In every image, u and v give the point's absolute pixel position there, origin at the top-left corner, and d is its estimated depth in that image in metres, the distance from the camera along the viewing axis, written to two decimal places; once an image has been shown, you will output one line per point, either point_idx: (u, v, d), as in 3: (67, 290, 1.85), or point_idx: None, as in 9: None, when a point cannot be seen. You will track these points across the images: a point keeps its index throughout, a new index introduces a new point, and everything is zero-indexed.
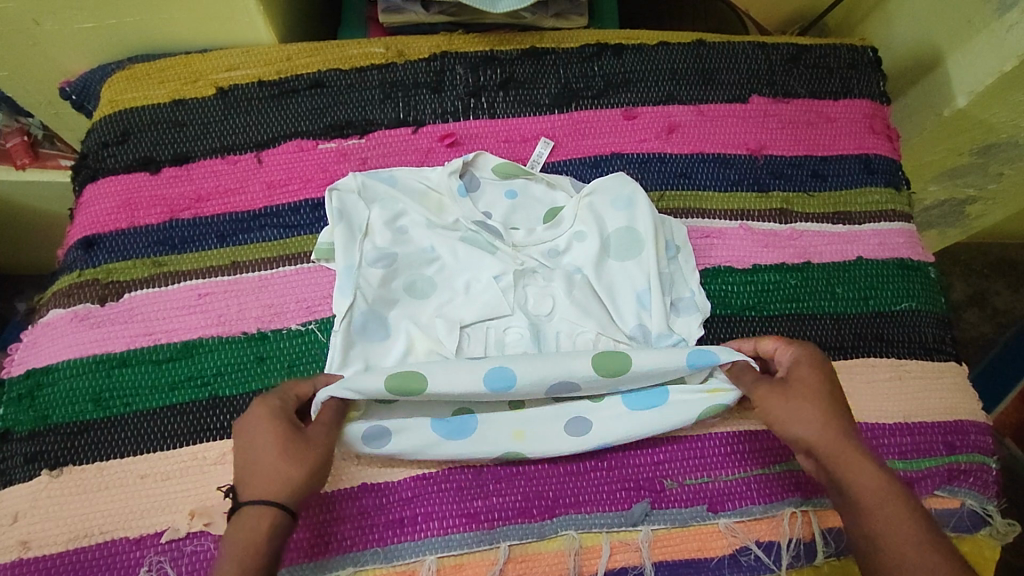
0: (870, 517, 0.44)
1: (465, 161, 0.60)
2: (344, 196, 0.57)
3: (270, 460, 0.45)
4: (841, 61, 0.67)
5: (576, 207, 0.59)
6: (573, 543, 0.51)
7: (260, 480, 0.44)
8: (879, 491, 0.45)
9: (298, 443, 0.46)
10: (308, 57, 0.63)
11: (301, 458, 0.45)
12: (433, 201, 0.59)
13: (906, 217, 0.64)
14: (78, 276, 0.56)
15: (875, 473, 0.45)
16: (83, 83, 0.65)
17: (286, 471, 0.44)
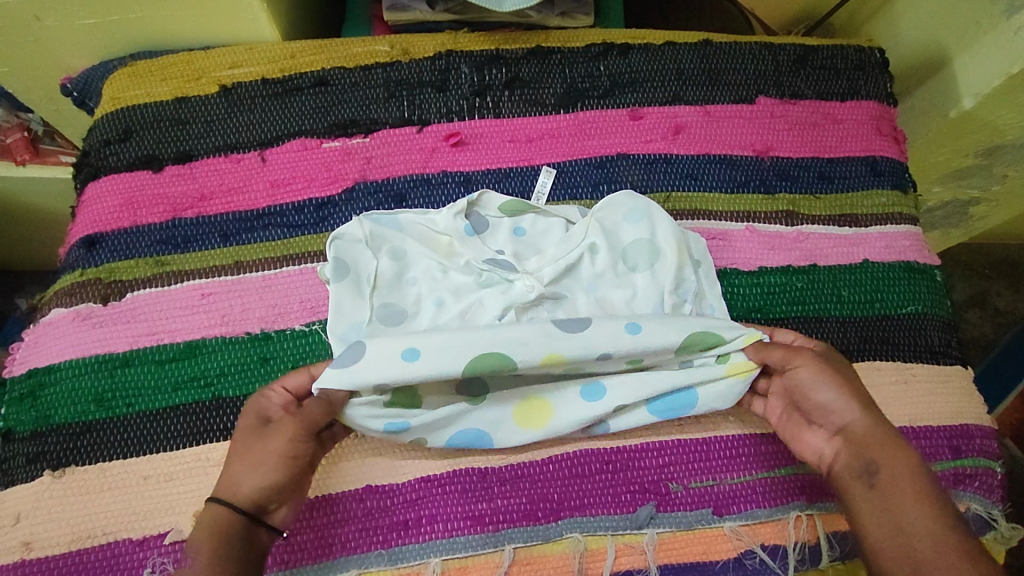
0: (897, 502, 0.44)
1: (470, 200, 0.58)
2: (348, 245, 0.56)
3: (237, 460, 0.46)
4: (848, 62, 0.67)
5: (587, 224, 0.57)
6: (578, 545, 0.51)
7: (225, 480, 0.45)
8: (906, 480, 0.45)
9: (264, 442, 0.46)
10: (312, 55, 0.62)
11: (262, 459, 0.45)
12: (444, 244, 0.57)
13: (912, 219, 0.63)
14: (80, 275, 0.56)
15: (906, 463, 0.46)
16: (84, 79, 0.64)
17: (247, 470, 0.45)
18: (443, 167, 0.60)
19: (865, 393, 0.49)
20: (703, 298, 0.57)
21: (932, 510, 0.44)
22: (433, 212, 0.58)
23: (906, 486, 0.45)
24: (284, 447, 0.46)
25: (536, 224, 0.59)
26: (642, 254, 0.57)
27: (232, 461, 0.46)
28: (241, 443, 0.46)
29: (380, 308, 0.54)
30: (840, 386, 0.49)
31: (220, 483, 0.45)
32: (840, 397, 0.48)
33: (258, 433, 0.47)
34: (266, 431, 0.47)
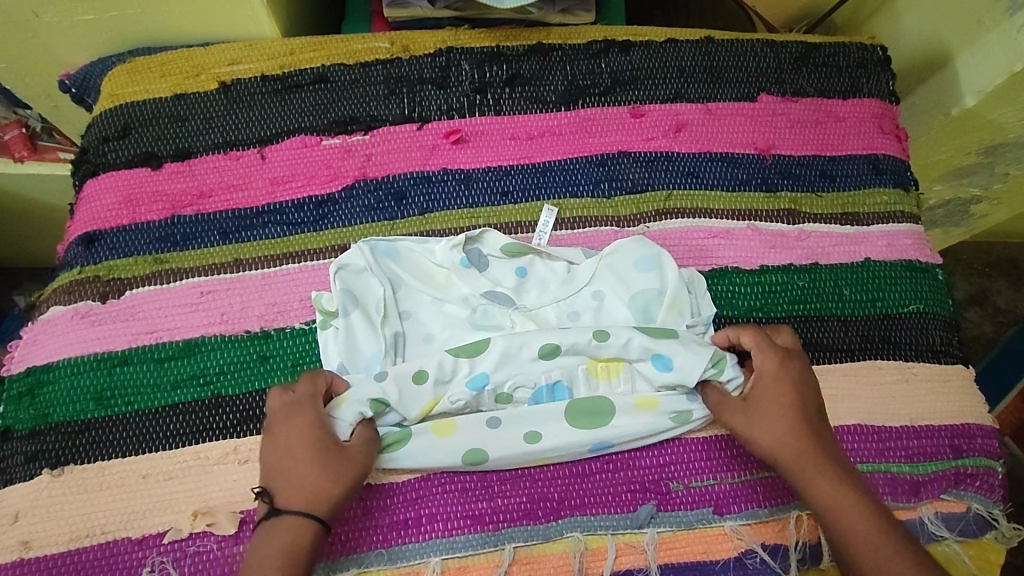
0: (836, 521, 0.47)
1: (469, 236, 0.57)
2: (351, 278, 0.55)
3: (305, 472, 0.46)
4: (851, 60, 0.67)
5: (594, 267, 0.56)
6: (578, 545, 0.51)
7: (296, 492, 0.45)
8: (840, 497, 0.47)
9: (337, 457, 0.47)
10: (312, 52, 0.62)
11: (340, 475, 0.46)
12: (441, 278, 0.57)
13: (914, 218, 0.63)
14: (79, 272, 0.56)
15: (831, 479, 0.48)
16: (82, 75, 0.63)
17: (322, 485, 0.46)
18: (443, 164, 0.60)
19: (796, 409, 0.50)
20: None
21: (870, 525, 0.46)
22: (434, 242, 0.57)
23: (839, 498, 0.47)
24: (355, 462, 0.47)
25: (537, 268, 0.57)
26: (648, 306, 0.56)
27: (297, 473, 0.46)
28: (308, 456, 0.46)
29: (390, 340, 0.53)
30: (765, 416, 0.50)
31: (286, 493, 0.45)
32: (766, 427, 0.50)
33: (325, 447, 0.47)
34: (334, 444, 0.47)
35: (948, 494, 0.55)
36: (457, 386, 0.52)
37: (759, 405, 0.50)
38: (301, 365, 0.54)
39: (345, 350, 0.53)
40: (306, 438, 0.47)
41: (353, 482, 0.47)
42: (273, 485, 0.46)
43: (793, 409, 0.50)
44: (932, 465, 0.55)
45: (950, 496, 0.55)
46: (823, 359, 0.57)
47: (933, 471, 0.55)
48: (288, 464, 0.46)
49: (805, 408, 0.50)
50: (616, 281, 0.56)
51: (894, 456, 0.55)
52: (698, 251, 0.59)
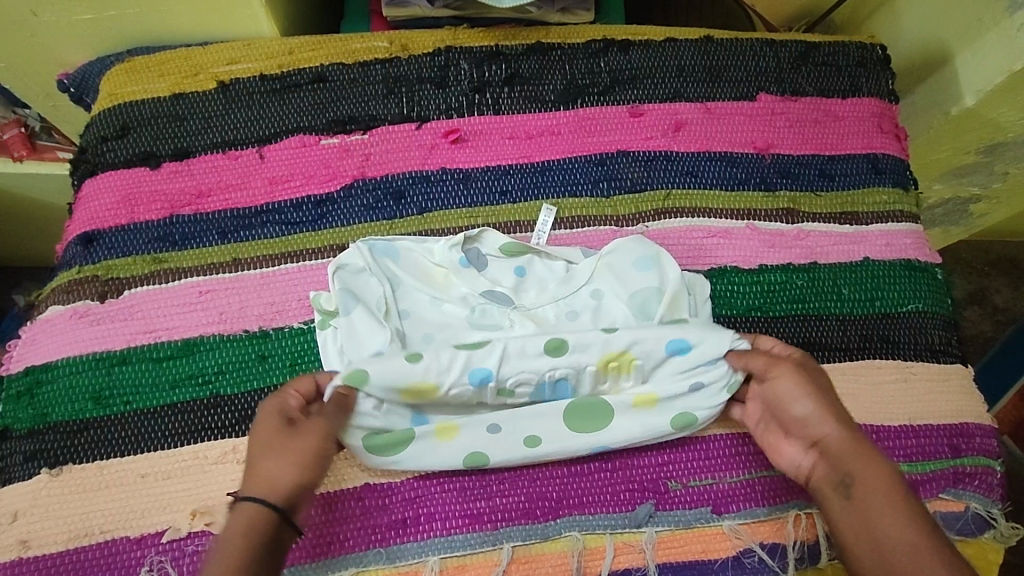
0: (878, 512, 0.45)
1: (467, 235, 0.57)
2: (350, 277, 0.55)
3: (264, 458, 0.46)
4: (850, 59, 0.67)
5: (593, 267, 0.56)
6: (577, 544, 0.51)
7: (255, 477, 0.45)
8: (884, 492, 0.45)
9: (294, 438, 0.47)
10: (310, 51, 0.62)
11: (296, 453, 0.46)
12: (439, 277, 0.57)
13: (913, 217, 0.63)
14: (78, 272, 0.56)
15: (880, 472, 0.46)
16: (81, 75, 0.63)
17: (278, 466, 0.46)
18: (442, 164, 0.60)
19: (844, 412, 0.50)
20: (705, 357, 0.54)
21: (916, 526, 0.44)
22: (433, 241, 0.57)
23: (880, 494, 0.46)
24: (312, 441, 0.47)
25: (536, 267, 0.57)
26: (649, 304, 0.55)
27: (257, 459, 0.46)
28: (269, 443, 0.47)
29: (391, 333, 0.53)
30: (825, 400, 0.49)
31: (247, 481, 0.45)
32: (807, 414, 0.49)
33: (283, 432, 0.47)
34: (291, 428, 0.47)
35: (947, 493, 0.55)
36: (457, 379, 0.50)
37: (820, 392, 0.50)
38: (299, 365, 0.54)
39: (345, 347, 0.53)
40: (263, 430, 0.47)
41: (308, 461, 0.47)
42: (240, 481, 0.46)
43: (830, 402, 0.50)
44: (930, 464, 0.55)
45: (948, 495, 0.55)
46: (822, 358, 0.57)
47: (932, 470, 0.55)
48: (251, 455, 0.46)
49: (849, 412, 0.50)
50: (615, 281, 0.56)
51: (892, 455, 0.55)
52: (697, 250, 0.59)
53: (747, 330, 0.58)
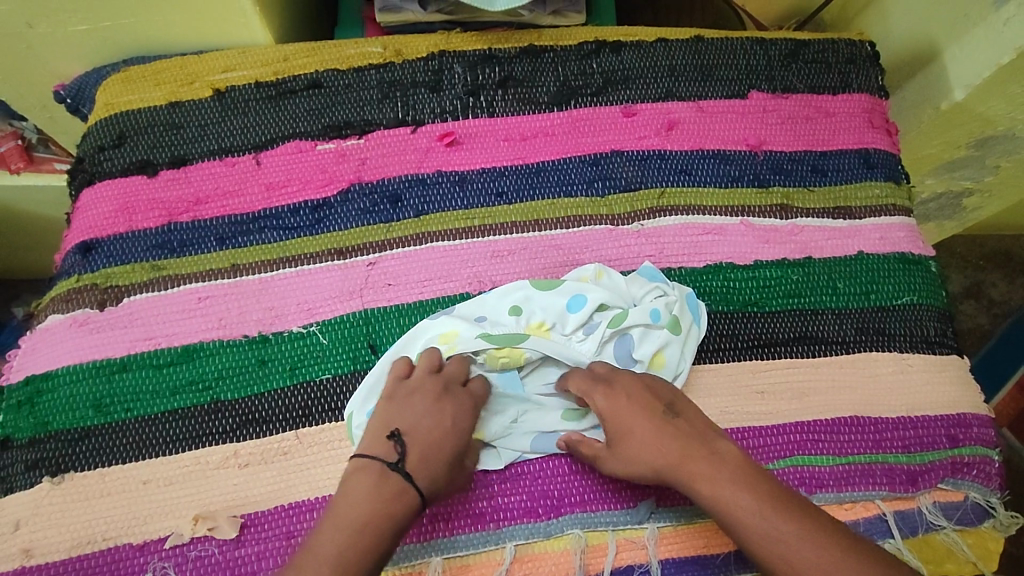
0: (727, 517, 0.45)
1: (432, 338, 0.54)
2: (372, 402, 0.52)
3: (447, 483, 0.48)
4: (839, 56, 0.67)
5: (540, 303, 0.55)
6: (579, 542, 0.51)
7: (429, 482, 0.46)
8: (724, 488, 0.46)
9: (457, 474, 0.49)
10: (306, 58, 0.62)
11: (450, 485, 0.48)
12: None
13: (906, 211, 0.64)
14: (76, 281, 0.56)
15: (719, 506, 0.45)
16: (77, 86, 0.64)
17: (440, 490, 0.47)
18: (438, 167, 0.60)
19: (656, 447, 0.48)
20: (660, 311, 0.54)
21: (790, 538, 0.43)
22: (432, 241, 0.58)
23: (738, 522, 0.45)
24: (461, 480, 0.50)
25: (499, 320, 0.54)
26: (613, 310, 0.55)
27: (436, 445, 0.48)
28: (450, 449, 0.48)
29: None
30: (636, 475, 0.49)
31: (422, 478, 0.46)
32: (625, 466, 0.49)
33: (461, 451, 0.49)
34: (461, 457, 0.49)
35: (946, 482, 0.55)
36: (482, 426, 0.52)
37: (623, 435, 0.49)
38: (299, 368, 0.54)
39: None
40: (463, 430, 0.49)
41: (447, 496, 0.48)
42: (412, 460, 0.46)
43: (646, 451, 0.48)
44: (929, 455, 0.56)
45: (947, 485, 0.55)
46: (820, 352, 0.58)
47: (931, 460, 0.56)
48: (430, 450, 0.47)
49: (656, 451, 0.48)
50: (561, 309, 0.55)
51: (889, 447, 0.55)
52: (693, 247, 0.60)
53: (745, 325, 0.58)
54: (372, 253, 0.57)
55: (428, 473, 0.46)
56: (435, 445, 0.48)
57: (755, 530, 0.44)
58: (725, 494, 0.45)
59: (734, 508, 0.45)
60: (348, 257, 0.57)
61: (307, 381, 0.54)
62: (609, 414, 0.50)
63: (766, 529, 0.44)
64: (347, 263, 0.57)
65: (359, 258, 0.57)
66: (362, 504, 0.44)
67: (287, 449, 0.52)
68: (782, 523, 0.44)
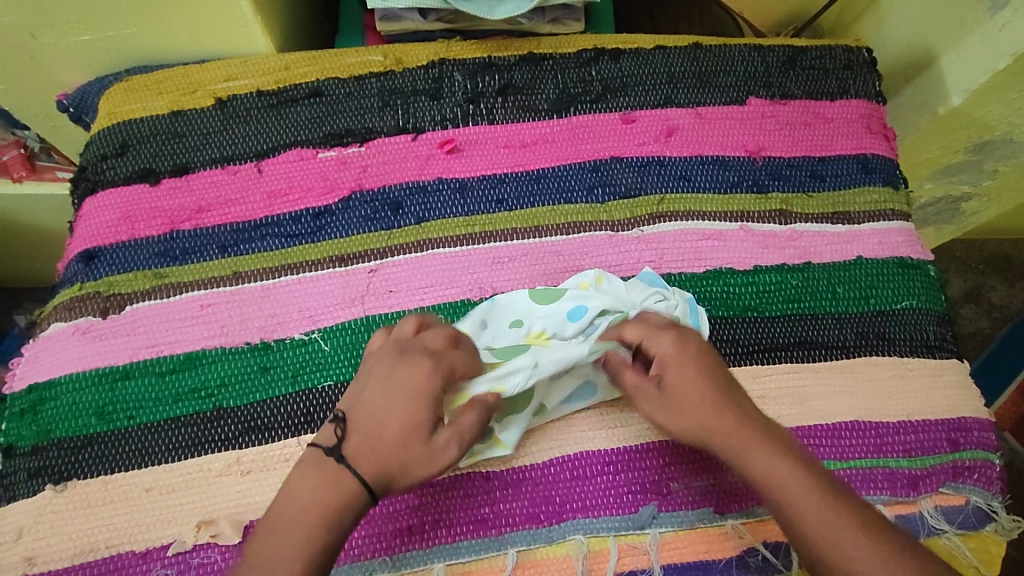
0: (773, 486, 0.46)
1: None
2: None
3: (404, 458, 0.45)
4: (837, 62, 0.68)
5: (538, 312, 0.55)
6: (581, 548, 0.51)
7: (370, 459, 0.45)
8: (773, 459, 0.46)
9: (420, 446, 0.46)
10: (307, 67, 0.63)
11: (412, 460, 0.45)
12: None
13: (905, 216, 0.64)
14: (79, 289, 0.56)
15: (763, 472, 0.46)
16: (80, 95, 0.64)
17: (397, 465, 0.45)
18: (439, 174, 0.61)
19: (709, 405, 0.48)
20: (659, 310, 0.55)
21: (825, 516, 0.44)
22: (433, 248, 0.58)
23: (779, 491, 0.45)
24: (439, 454, 0.46)
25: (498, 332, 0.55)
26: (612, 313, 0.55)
27: (377, 424, 0.46)
28: (400, 420, 0.46)
29: None
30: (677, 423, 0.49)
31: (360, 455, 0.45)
32: (670, 412, 0.49)
33: (418, 421, 0.46)
34: (422, 428, 0.46)
35: (947, 486, 0.55)
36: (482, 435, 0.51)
37: (677, 384, 0.49)
38: (301, 375, 0.55)
39: None
40: (420, 397, 0.46)
41: (420, 474, 0.45)
42: (354, 437, 0.46)
43: (698, 404, 0.49)
44: (930, 459, 0.56)
45: (948, 489, 0.55)
46: (820, 356, 0.58)
47: (932, 464, 0.56)
48: (376, 423, 0.46)
49: (710, 409, 0.48)
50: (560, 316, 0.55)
51: (890, 451, 0.56)
52: (693, 253, 0.60)
53: (745, 330, 0.58)
54: (374, 261, 0.58)
55: (369, 450, 0.45)
56: (380, 416, 0.46)
57: (797, 501, 0.45)
58: (780, 470, 0.46)
59: (779, 477, 0.46)
60: (350, 264, 0.58)
61: (309, 388, 0.54)
62: (668, 362, 0.50)
63: (806, 503, 0.45)
64: (348, 271, 0.57)
65: (361, 266, 0.58)
66: (310, 496, 0.44)
67: (289, 456, 0.52)
68: (821, 501, 0.45)
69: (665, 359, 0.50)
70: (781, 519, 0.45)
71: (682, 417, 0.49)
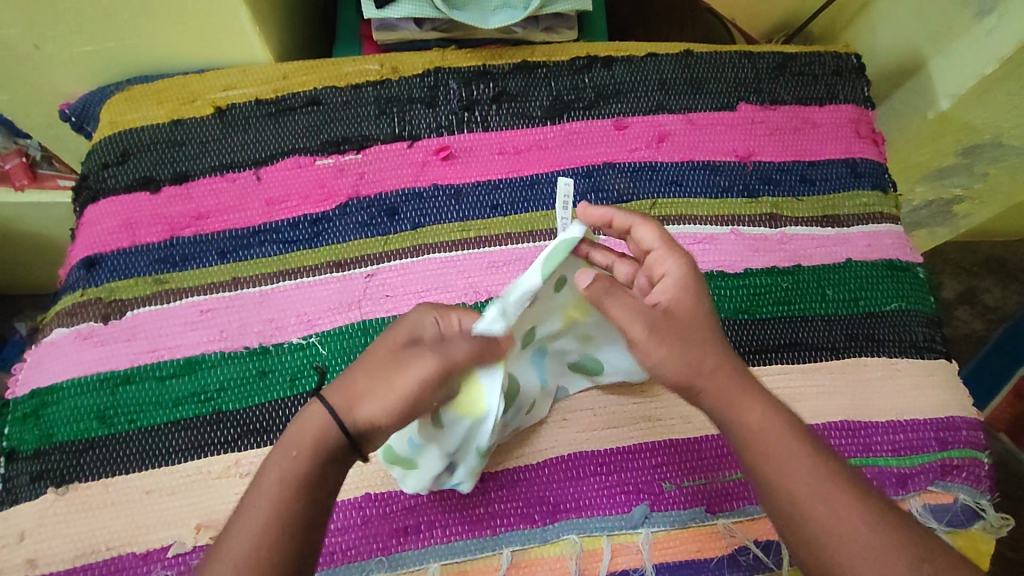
0: (762, 436, 0.45)
1: None
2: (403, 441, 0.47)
3: (375, 386, 0.43)
4: (826, 68, 0.69)
5: None
6: (574, 548, 0.52)
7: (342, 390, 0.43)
8: (767, 414, 0.46)
9: (393, 371, 0.43)
10: (304, 76, 0.64)
11: (381, 392, 0.43)
12: None
13: (893, 219, 0.65)
14: (81, 295, 0.57)
15: (754, 418, 0.45)
16: (82, 105, 0.65)
17: (363, 396, 0.43)
18: (434, 180, 0.62)
19: (708, 342, 0.46)
20: None
21: (806, 469, 0.44)
22: (428, 253, 0.59)
23: (768, 438, 0.45)
24: (411, 378, 0.42)
25: None
26: None
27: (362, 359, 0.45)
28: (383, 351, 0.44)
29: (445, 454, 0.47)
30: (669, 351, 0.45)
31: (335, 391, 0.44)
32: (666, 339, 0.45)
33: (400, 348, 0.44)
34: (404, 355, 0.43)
35: (936, 485, 0.56)
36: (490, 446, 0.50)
37: (679, 314, 0.46)
38: (299, 379, 0.56)
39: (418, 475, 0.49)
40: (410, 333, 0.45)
41: (387, 401, 0.42)
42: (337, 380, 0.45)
43: (700, 339, 0.46)
44: (919, 458, 0.57)
45: (937, 488, 0.56)
46: (810, 358, 0.59)
47: (921, 463, 0.56)
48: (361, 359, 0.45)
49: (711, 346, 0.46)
50: None
51: (879, 451, 0.56)
52: None
53: (736, 333, 0.59)
54: (370, 266, 0.59)
55: (344, 387, 0.44)
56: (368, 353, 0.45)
57: (786, 449, 0.44)
58: (772, 424, 0.45)
59: (769, 427, 0.45)
60: (347, 269, 0.59)
61: (307, 392, 0.55)
62: (672, 290, 0.47)
63: (789, 452, 0.44)
64: (345, 275, 0.58)
65: (357, 270, 0.59)
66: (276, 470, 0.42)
67: None
68: (801, 453, 0.44)
69: (671, 286, 0.47)
70: (762, 472, 0.44)
71: (678, 357, 0.45)
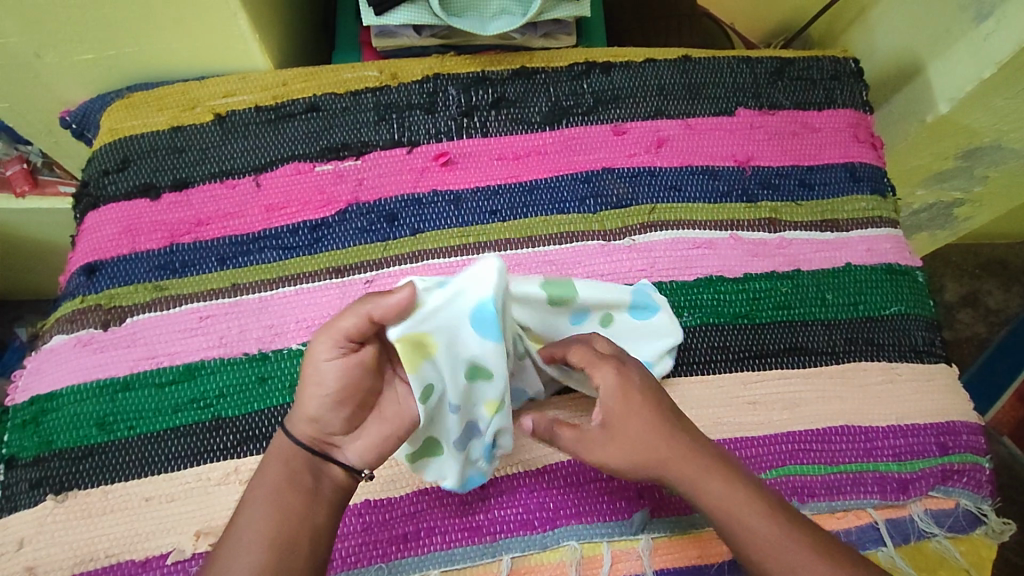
0: (730, 516, 0.46)
1: None
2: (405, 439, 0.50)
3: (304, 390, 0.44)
4: (824, 73, 0.69)
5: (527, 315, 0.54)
6: (574, 554, 0.52)
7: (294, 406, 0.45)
8: (726, 491, 0.47)
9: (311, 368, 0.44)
10: (304, 82, 0.64)
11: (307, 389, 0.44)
12: None
13: (892, 223, 0.65)
14: (80, 302, 0.57)
15: (716, 499, 0.47)
16: (82, 112, 0.65)
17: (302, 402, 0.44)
18: (433, 186, 0.62)
19: (654, 441, 0.47)
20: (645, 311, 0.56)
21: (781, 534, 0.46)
22: (427, 258, 0.59)
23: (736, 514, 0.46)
24: (320, 367, 0.43)
25: None
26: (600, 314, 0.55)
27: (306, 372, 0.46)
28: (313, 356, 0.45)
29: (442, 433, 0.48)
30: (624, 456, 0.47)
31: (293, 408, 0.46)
32: (611, 450, 0.47)
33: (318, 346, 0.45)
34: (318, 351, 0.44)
35: (937, 490, 0.56)
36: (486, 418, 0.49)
37: (621, 423, 0.48)
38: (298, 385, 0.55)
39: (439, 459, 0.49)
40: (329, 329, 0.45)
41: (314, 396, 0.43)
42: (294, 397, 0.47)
43: (646, 442, 0.47)
44: (920, 463, 0.56)
45: (938, 493, 0.56)
46: (811, 362, 0.59)
47: (923, 468, 0.56)
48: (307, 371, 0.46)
49: (659, 443, 0.47)
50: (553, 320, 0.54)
51: (880, 455, 0.56)
52: (684, 261, 0.61)
53: (735, 337, 0.59)
54: (369, 272, 0.59)
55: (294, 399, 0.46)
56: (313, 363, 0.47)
57: (752, 529, 0.46)
58: (736, 501, 0.47)
59: (735, 503, 0.47)
60: (347, 275, 0.59)
61: None
62: (613, 401, 0.48)
63: (756, 528, 0.46)
64: (345, 281, 0.58)
65: (357, 277, 0.59)
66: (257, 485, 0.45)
67: None
68: (773, 522, 0.46)
69: (609, 395, 0.48)
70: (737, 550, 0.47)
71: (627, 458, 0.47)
